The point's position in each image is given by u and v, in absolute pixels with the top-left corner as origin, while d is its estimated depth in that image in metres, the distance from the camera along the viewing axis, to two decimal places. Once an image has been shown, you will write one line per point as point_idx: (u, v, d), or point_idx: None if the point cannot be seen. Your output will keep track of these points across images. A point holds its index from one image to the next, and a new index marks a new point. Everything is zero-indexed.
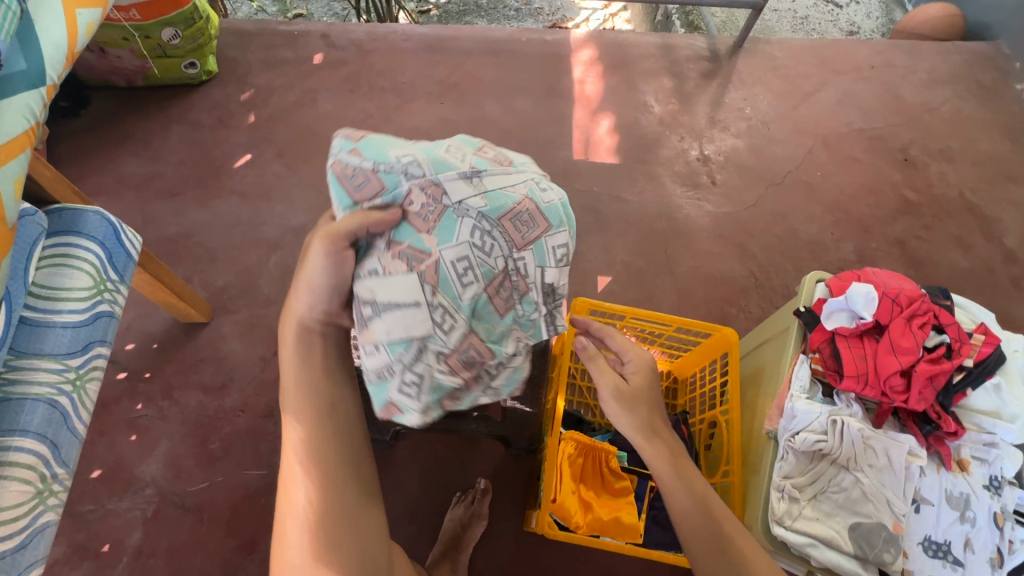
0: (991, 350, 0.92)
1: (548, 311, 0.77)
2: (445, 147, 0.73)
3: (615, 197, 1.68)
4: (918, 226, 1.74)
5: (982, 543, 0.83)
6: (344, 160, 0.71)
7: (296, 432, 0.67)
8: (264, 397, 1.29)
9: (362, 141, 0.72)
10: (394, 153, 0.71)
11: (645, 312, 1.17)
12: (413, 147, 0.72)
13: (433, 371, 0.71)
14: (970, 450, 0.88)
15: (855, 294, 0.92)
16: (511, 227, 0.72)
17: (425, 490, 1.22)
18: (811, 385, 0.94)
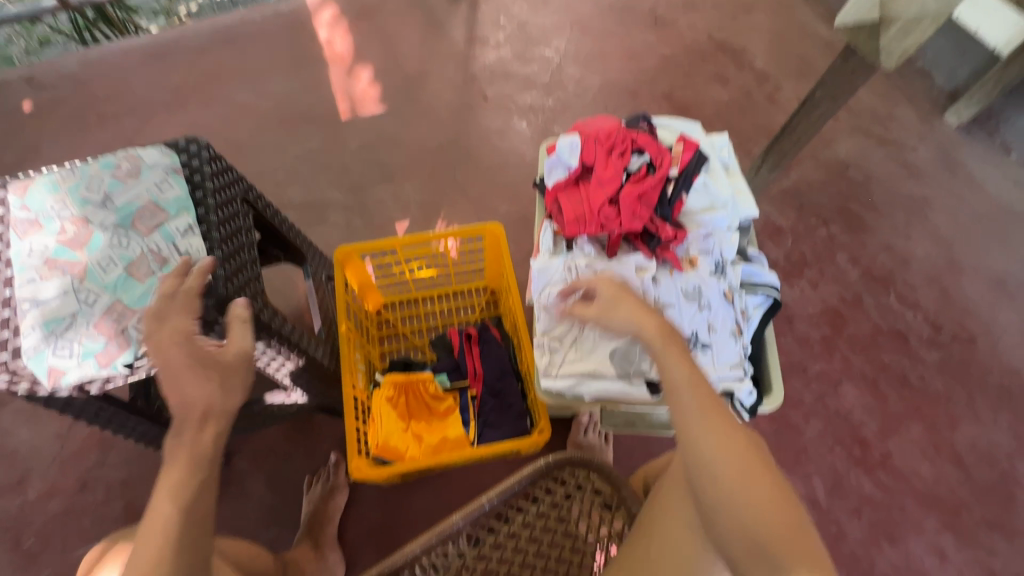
0: (691, 154, 0.99)
1: (197, 268, 0.69)
2: (79, 182, 0.72)
3: (394, 144, 1.66)
4: (679, 77, 1.85)
5: (721, 321, 0.91)
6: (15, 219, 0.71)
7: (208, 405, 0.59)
8: (73, 472, 1.19)
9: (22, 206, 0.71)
10: (48, 202, 0.71)
11: (409, 239, 1.18)
12: (59, 193, 0.71)
13: (76, 341, 0.65)
14: (696, 247, 0.96)
15: (560, 147, 0.98)
16: (140, 228, 0.70)
17: (273, 491, 1.18)
18: (555, 245, 0.98)
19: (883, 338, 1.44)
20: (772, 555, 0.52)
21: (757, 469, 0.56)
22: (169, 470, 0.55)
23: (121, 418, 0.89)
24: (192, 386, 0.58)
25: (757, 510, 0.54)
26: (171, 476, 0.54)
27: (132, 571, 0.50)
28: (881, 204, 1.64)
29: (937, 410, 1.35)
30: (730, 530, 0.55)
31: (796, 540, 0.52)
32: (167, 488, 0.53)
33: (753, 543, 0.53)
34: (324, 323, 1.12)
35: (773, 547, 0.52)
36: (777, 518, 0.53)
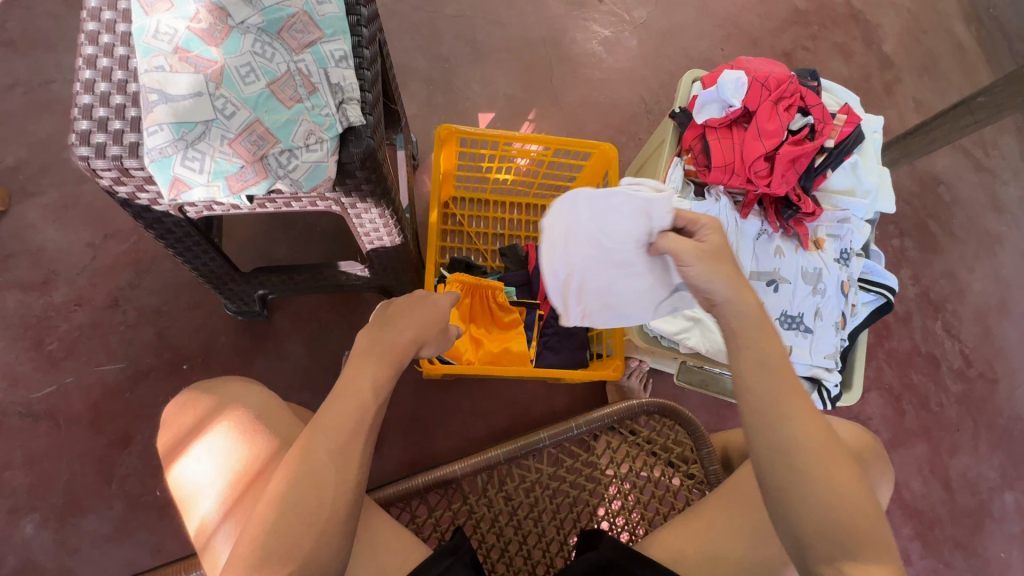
0: (852, 130, 0.90)
1: (349, 107, 0.60)
2: None
3: (491, 22, 1.48)
4: (805, 36, 1.69)
5: (830, 310, 0.88)
6: None
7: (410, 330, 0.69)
8: (103, 287, 1.12)
9: None
10: None
11: (519, 136, 1.06)
12: None
13: (208, 154, 0.56)
14: (826, 229, 0.91)
15: (725, 80, 0.87)
16: (292, 41, 0.60)
17: (311, 357, 1.14)
18: (684, 186, 0.92)
19: (918, 359, 1.46)
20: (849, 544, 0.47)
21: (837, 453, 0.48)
22: (368, 360, 0.62)
23: (197, 248, 0.81)
24: (410, 324, 0.69)
25: (839, 493, 0.47)
26: (373, 366, 0.62)
27: (329, 438, 0.55)
28: (959, 230, 1.59)
29: (945, 436, 1.41)
30: (801, 513, 0.47)
31: (870, 527, 0.47)
32: (372, 381, 0.61)
33: (827, 532, 0.47)
34: (409, 201, 1.05)
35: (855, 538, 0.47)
36: (858, 509, 0.47)
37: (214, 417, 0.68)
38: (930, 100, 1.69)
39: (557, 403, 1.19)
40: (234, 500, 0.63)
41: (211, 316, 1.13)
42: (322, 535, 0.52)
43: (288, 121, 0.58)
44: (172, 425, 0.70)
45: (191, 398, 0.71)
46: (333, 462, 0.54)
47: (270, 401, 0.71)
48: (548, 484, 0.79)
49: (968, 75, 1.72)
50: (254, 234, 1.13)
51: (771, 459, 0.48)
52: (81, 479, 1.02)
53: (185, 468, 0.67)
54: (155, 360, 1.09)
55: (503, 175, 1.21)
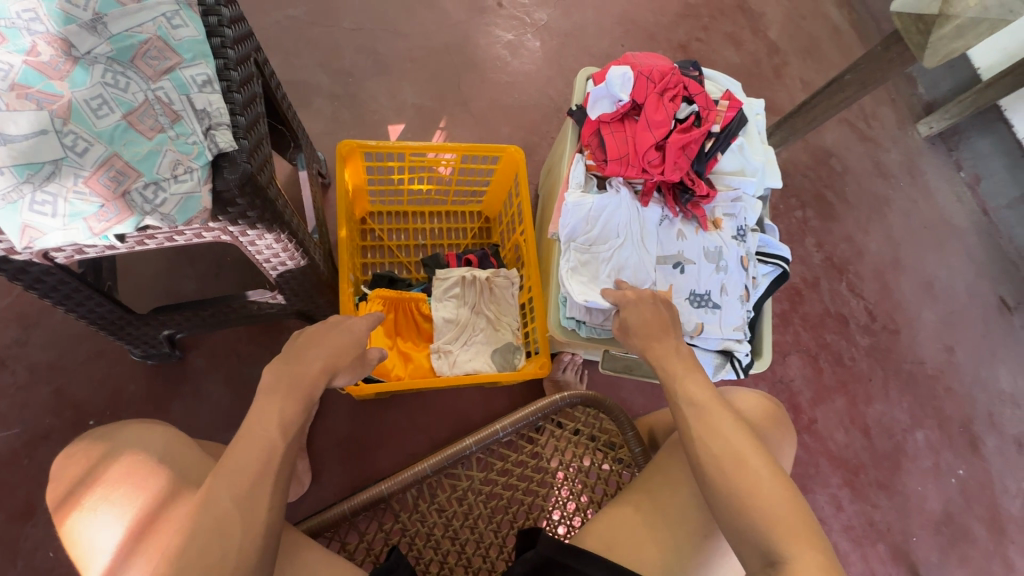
0: (734, 114, 0.96)
1: (218, 133, 0.58)
2: None
3: (392, 33, 1.47)
4: (698, 28, 1.78)
5: (734, 284, 0.92)
6: None
7: (318, 357, 0.68)
8: None
9: None
10: (16, 6, 0.54)
11: (423, 146, 1.05)
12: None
13: (61, 196, 0.52)
14: (722, 209, 0.96)
15: (612, 76, 0.91)
16: (147, 70, 0.57)
17: (234, 394, 1.08)
18: (587, 181, 0.95)
19: (829, 319, 1.57)
20: (772, 541, 0.54)
21: (744, 447, 0.60)
22: (274, 399, 0.60)
23: (80, 295, 0.75)
24: (321, 352, 0.68)
25: (745, 490, 0.57)
26: (281, 404, 0.60)
27: (233, 484, 0.52)
28: (852, 197, 1.73)
29: (860, 387, 1.53)
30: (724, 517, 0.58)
31: (789, 525, 0.54)
32: (279, 415, 0.59)
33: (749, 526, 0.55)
34: (317, 223, 1.02)
35: (769, 531, 0.54)
36: (770, 506, 0.55)
37: (109, 464, 0.64)
38: (814, 80, 1.83)
39: (497, 406, 1.19)
40: (127, 548, 0.59)
41: (116, 364, 1.05)
42: None
43: (151, 153, 0.55)
44: (61, 476, 0.65)
45: (81, 447, 0.66)
46: (237, 509, 0.51)
47: (173, 441, 0.67)
48: (481, 490, 0.78)
49: (846, 54, 1.88)
50: (156, 271, 1.07)
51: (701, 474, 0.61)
52: None
53: (80, 521, 0.62)
54: (55, 420, 1.01)
55: (416, 186, 1.20)
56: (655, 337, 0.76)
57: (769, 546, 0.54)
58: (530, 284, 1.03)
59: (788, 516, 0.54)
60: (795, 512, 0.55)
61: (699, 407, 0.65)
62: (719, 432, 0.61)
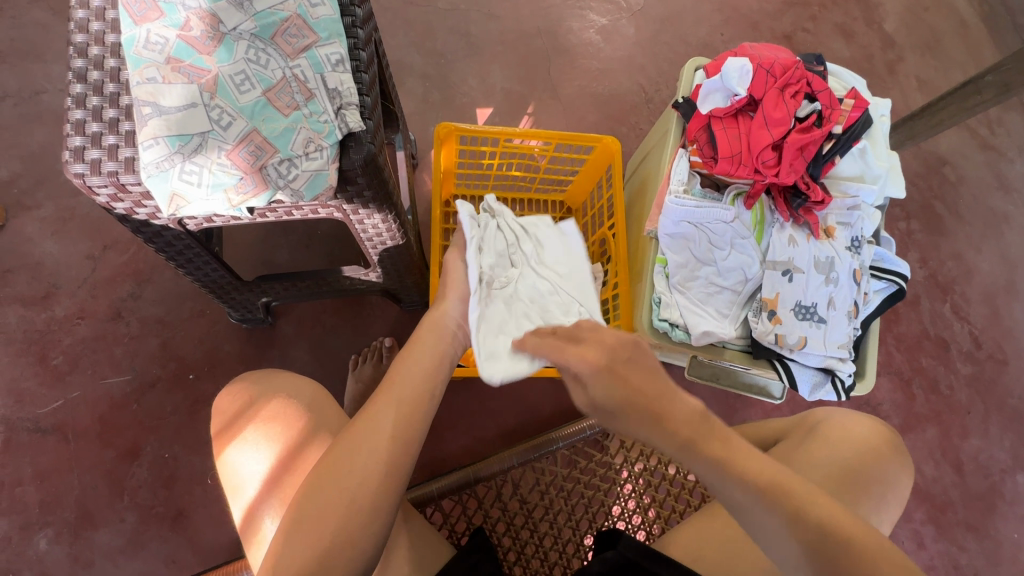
0: (860, 115, 0.89)
1: (348, 112, 0.58)
2: None
3: (486, 14, 1.45)
4: (805, 17, 1.66)
5: (843, 299, 0.86)
6: None
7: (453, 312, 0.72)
8: (105, 299, 1.11)
9: None
10: None
11: (519, 132, 1.04)
12: None
13: (206, 167, 0.54)
14: (836, 217, 0.89)
15: (729, 69, 0.85)
16: (287, 48, 0.58)
17: (318, 362, 1.13)
18: (690, 178, 0.90)
19: (927, 342, 1.45)
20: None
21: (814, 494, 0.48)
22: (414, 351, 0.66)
23: (199, 260, 0.79)
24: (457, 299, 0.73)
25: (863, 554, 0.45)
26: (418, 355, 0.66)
27: (378, 420, 0.59)
28: (966, 211, 1.57)
29: (956, 418, 1.40)
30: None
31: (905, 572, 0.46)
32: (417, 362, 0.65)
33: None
34: (410, 203, 1.03)
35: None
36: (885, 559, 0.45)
37: (262, 404, 0.69)
38: (933, 79, 1.66)
39: (566, 400, 1.18)
40: (272, 481, 0.64)
41: (215, 324, 1.12)
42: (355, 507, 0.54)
43: (287, 130, 0.56)
44: (222, 409, 0.71)
45: (239, 386, 0.72)
46: (375, 441, 0.57)
47: (318, 393, 0.71)
48: (562, 486, 0.77)
49: (972, 52, 1.69)
50: (255, 239, 1.12)
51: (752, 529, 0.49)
52: (92, 494, 1.02)
53: (232, 450, 0.68)
54: (160, 371, 1.09)
55: (503, 172, 1.19)
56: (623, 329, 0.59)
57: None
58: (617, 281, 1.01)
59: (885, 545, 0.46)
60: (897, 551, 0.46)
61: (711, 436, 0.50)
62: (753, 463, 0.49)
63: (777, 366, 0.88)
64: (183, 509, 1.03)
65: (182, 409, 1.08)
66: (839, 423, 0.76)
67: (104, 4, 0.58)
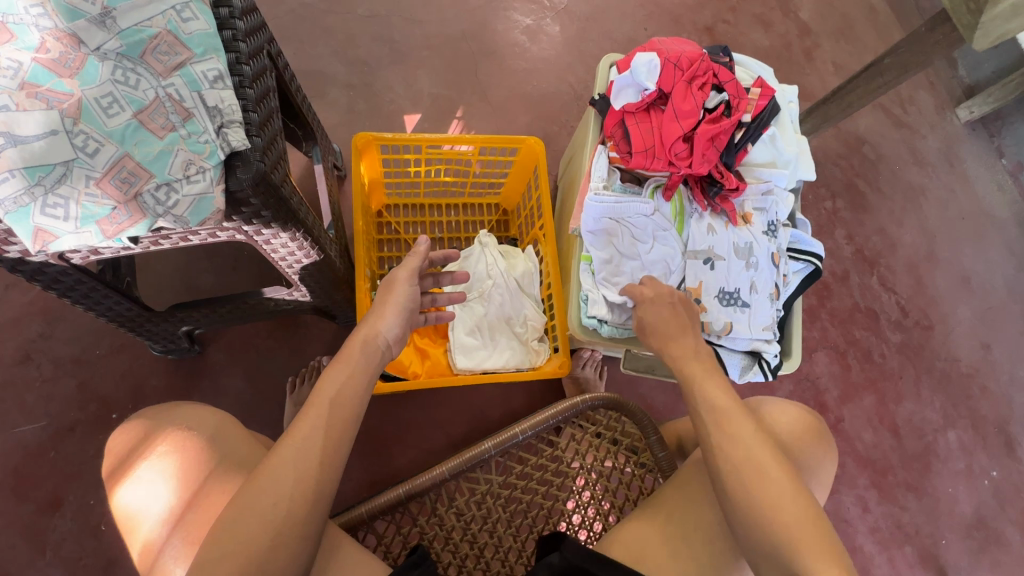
0: (766, 102, 0.92)
1: (231, 130, 0.56)
2: None
3: (408, 19, 1.43)
4: (725, 9, 1.70)
5: (764, 282, 0.88)
6: None
7: (385, 330, 0.69)
8: (12, 342, 1.03)
9: None
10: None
11: (441, 138, 1.02)
12: None
13: (72, 200, 0.51)
14: (752, 203, 0.91)
15: (637, 64, 0.87)
16: (159, 67, 0.55)
17: (254, 388, 1.09)
18: (610, 175, 0.91)
19: (859, 315, 1.52)
20: (797, 557, 0.53)
21: (767, 464, 0.58)
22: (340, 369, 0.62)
23: (98, 295, 0.75)
24: (394, 315, 0.70)
25: (773, 511, 0.55)
26: (345, 376, 0.62)
27: (297, 455, 0.55)
28: (886, 186, 1.65)
29: (890, 385, 1.47)
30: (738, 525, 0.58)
31: (814, 542, 0.54)
32: (341, 385, 0.61)
33: (769, 545, 0.55)
34: (334, 218, 1.00)
35: (795, 548, 0.54)
36: (792, 522, 0.55)
37: (159, 438, 0.65)
38: (847, 63, 1.74)
39: (515, 402, 1.18)
40: (177, 518, 0.61)
41: (137, 358, 1.06)
42: (270, 550, 0.51)
43: (165, 154, 0.53)
44: (115, 450, 0.67)
45: (134, 422, 0.68)
46: (292, 478, 0.54)
47: (225, 423, 0.69)
48: (500, 494, 0.77)
49: (881, 36, 1.78)
50: (175, 265, 1.06)
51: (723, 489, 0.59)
52: (11, 552, 0.95)
53: (128, 491, 0.64)
54: (80, 413, 1.02)
55: (433, 178, 1.17)
56: (674, 334, 0.72)
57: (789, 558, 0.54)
58: (551, 282, 1.01)
59: (810, 528, 0.54)
60: (820, 529, 0.54)
61: (718, 412, 0.63)
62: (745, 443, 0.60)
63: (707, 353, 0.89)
64: (115, 557, 0.97)
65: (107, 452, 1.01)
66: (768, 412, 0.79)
67: None
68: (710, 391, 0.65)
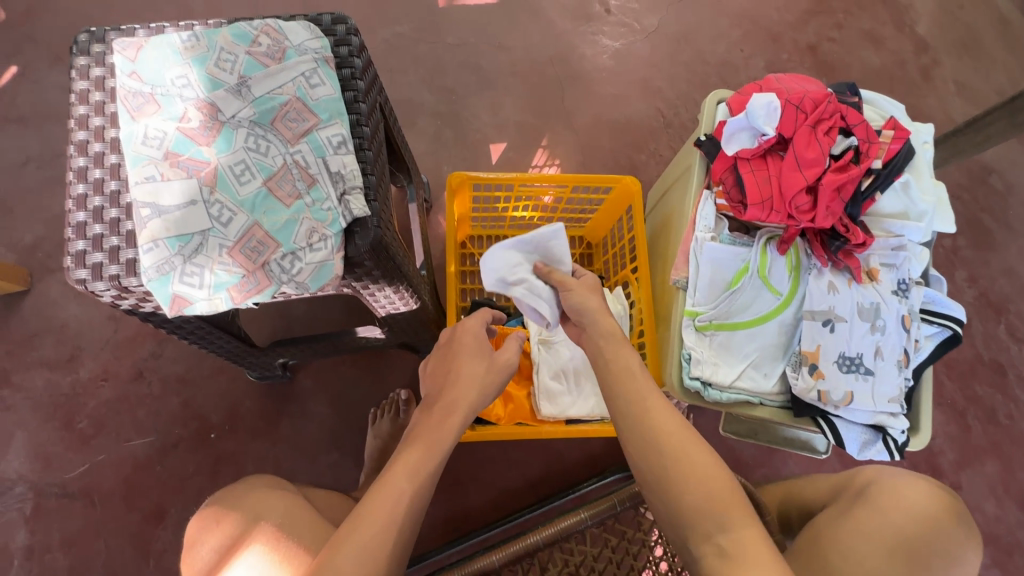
0: (900, 146, 0.83)
1: (352, 198, 0.56)
2: (211, 53, 0.56)
3: (496, 45, 1.42)
4: (830, 26, 1.57)
5: (891, 348, 0.79)
6: (128, 89, 0.55)
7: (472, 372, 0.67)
8: (127, 360, 1.11)
9: (144, 76, 0.55)
10: (171, 72, 0.55)
11: (536, 176, 1.00)
12: (186, 57, 0.55)
13: (207, 268, 0.52)
14: (879, 258, 0.83)
15: (755, 107, 0.80)
16: (288, 134, 0.56)
17: (339, 415, 1.11)
18: (717, 223, 0.85)
19: (981, 368, 1.35)
20: (718, 519, 0.52)
21: (684, 437, 0.57)
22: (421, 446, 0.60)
23: (210, 333, 0.77)
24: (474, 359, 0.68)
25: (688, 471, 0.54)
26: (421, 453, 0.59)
27: (366, 534, 0.52)
28: (1017, 222, 1.46)
29: (1018, 451, 1.30)
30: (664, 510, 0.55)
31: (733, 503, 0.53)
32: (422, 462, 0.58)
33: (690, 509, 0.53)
34: (424, 255, 1.01)
35: (711, 508, 0.52)
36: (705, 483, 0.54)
37: (241, 533, 0.68)
38: (973, 83, 1.56)
39: (593, 445, 1.15)
40: None
41: (234, 380, 1.11)
42: None
43: (291, 221, 0.54)
44: (194, 551, 0.69)
45: (210, 515, 0.71)
46: (359, 559, 0.50)
47: (293, 507, 0.72)
48: (593, 568, 0.74)
49: (1015, 51, 1.59)
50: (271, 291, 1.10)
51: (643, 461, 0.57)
52: (119, 558, 1.02)
53: None
54: (182, 431, 1.08)
55: (519, 212, 1.15)
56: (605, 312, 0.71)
57: (713, 525, 0.52)
58: (643, 328, 0.96)
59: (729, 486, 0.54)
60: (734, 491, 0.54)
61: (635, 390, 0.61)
62: (666, 419, 0.58)
63: (821, 423, 0.81)
64: None
65: (204, 470, 1.07)
66: (889, 486, 0.74)
67: (103, 97, 0.57)
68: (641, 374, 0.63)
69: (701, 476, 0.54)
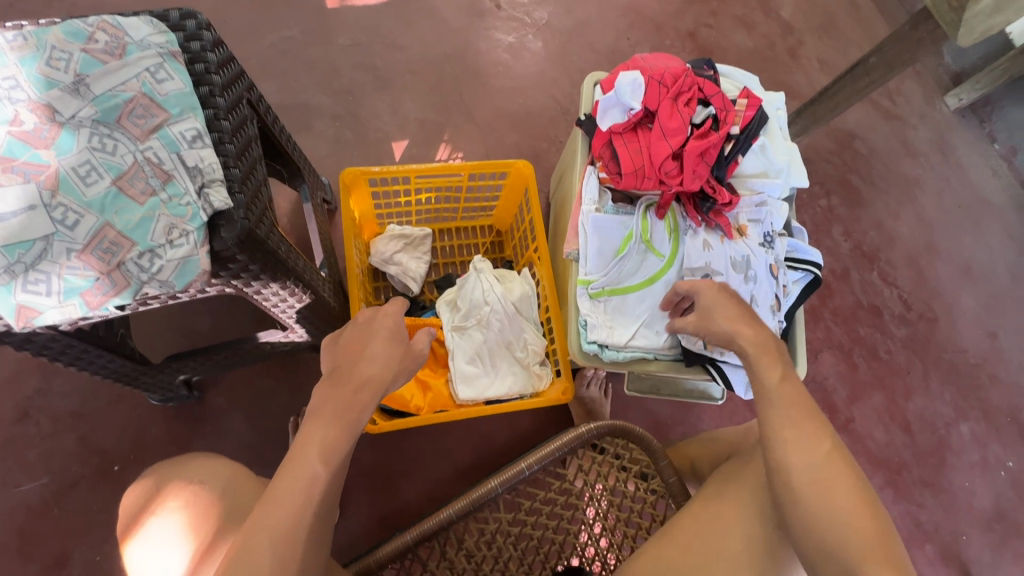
0: (754, 113, 0.91)
1: (213, 191, 0.55)
2: (41, 52, 0.53)
3: (391, 45, 1.42)
4: (706, 13, 1.70)
5: (764, 295, 0.86)
6: None
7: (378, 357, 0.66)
8: (10, 400, 1.02)
9: None
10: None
11: (428, 168, 1.02)
12: (14, 57, 0.52)
13: (54, 274, 0.50)
14: (746, 215, 0.90)
15: (622, 85, 0.86)
16: (138, 132, 0.54)
17: (256, 429, 1.07)
18: (601, 196, 0.91)
19: (862, 312, 1.50)
20: (846, 557, 0.52)
21: (827, 468, 0.56)
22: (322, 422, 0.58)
23: (91, 354, 0.74)
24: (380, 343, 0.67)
25: (834, 510, 0.54)
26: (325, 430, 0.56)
27: (277, 517, 0.51)
28: (880, 180, 1.64)
29: (898, 381, 1.46)
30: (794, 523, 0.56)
31: (877, 550, 0.52)
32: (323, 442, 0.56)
33: (828, 545, 0.53)
34: (325, 254, 1.00)
35: (853, 552, 0.52)
36: (851, 524, 0.53)
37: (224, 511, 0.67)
38: (833, 60, 1.74)
39: (521, 425, 1.17)
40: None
41: (137, 408, 1.05)
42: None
43: (148, 220, 0.52)
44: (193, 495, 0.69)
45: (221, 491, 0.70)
46: (273, 544, 0.50)
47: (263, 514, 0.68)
48: (509, 532, 0.77)
49: (865, 29, 1.78)
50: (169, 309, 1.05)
51: (787, 481, 0.57)
52: None
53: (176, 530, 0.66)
54: (81, 468, 1.01)
55: (423, 206, 1.17)
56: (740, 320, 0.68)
57: (846, 562, 0.52)
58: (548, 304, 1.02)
59: (874, 538, 0.52)
60: (878, 539, 0.52)
61: (775, 399, 0.61)
62: (819, 451, 0.56)
63: (711, 370, 0.87)
64: None
65: (111, 506, 1.00)
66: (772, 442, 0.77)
67: None
68: (781, 384, 0.62)
69: (846, 512, 0.53)
